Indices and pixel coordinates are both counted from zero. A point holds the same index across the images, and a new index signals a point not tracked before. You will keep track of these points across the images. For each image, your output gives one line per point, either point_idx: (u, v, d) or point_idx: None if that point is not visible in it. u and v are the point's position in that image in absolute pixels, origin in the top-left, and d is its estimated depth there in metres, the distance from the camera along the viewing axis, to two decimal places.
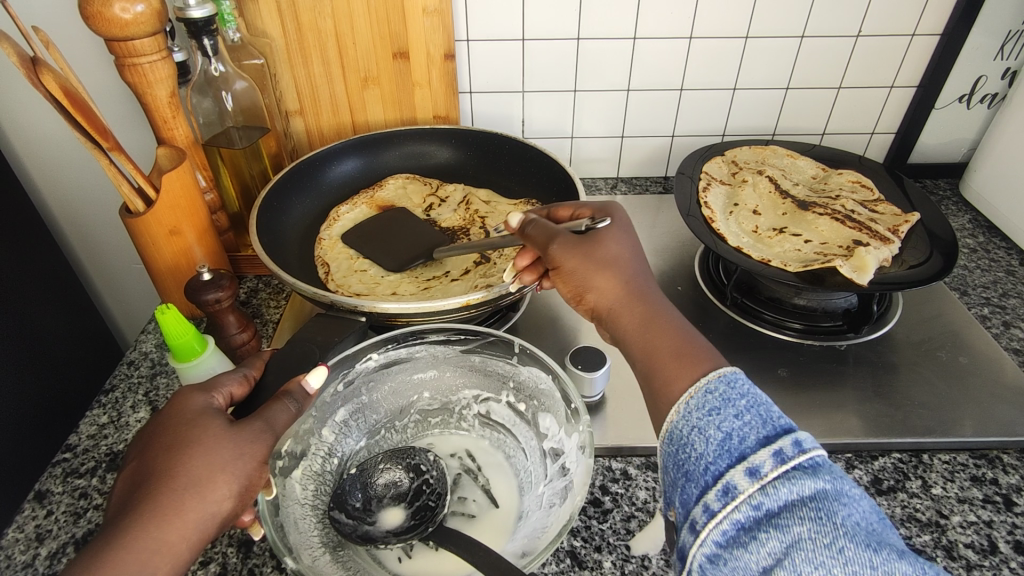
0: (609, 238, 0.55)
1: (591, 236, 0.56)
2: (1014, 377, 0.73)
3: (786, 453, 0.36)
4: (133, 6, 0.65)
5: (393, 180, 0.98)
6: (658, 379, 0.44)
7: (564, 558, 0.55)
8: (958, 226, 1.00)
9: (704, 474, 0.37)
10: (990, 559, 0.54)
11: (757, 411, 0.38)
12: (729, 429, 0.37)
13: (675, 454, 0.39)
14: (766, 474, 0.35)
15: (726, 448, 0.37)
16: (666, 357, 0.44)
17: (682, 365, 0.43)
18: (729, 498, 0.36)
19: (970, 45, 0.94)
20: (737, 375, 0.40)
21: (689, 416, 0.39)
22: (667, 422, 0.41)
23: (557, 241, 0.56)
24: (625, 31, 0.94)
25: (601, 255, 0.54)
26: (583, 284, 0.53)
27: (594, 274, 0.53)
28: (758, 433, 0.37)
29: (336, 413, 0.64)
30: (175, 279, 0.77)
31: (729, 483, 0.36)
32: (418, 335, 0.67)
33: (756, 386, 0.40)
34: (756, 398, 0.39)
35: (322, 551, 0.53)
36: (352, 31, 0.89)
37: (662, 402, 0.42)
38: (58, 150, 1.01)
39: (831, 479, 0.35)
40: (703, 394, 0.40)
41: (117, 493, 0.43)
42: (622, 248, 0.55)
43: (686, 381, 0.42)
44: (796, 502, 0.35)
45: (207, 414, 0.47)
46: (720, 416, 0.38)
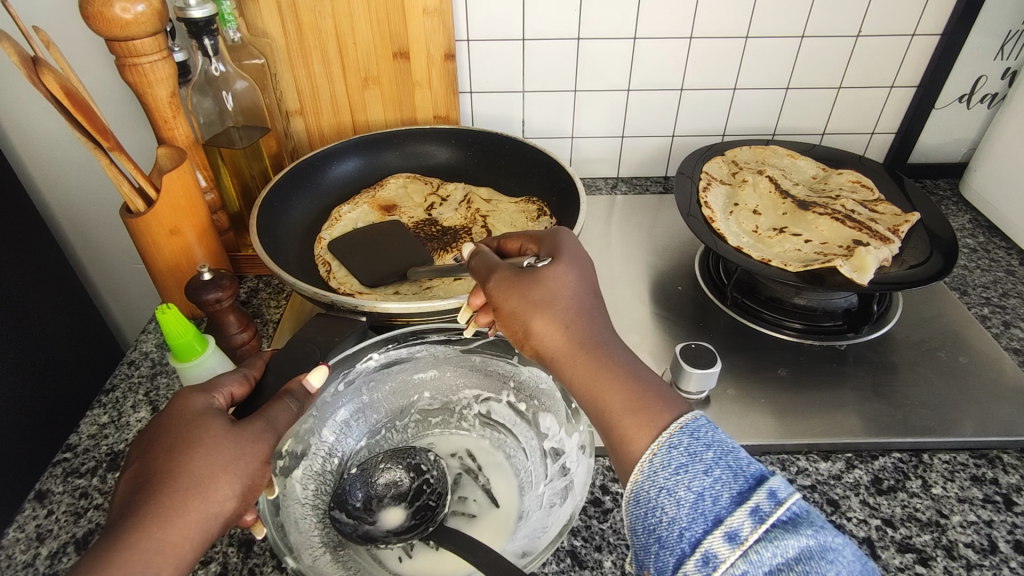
0: (551, 275, 0.52)
1: (531, 274, 0.52)
2: (1014, 377, 0.73)
3: (762, 510, 0.37)
4: (133, 6, 0.65)
5: (398, 178, 0.98)
6: (614, 434, 0.43)
7: (565, 558, 0.55)
8: (958, 226, 1.00)
9: (681, 541, 0.38)
10: (990, 559, 0.54)
11: (725, 464, 0.39)
12: (700, 489, 0.38)
13: (646, 517, 0.40)
14: (746, 538, 0.36)
15: (700, 511, 0.38)
16: (619, 410, 0.44)
17: (639, 422, 0.42)
18: (711, 568, 0.36)
19: (970, 45, 0.94)
20: (698, 425, 0.41)
21: (655, 477, 0.40)
22: (630, 483, 0.41)
23: (494, 278, 0.54)
24: (626, 31, 0.94)
25: (541, 295, 0.51)
26: (525, 330, 0.51)
27: (534, 317, 0.50)
28: (731, 491, 0.38)
29: (336, 413, 0.64)
30: (176, 279, 0.77)
31: (708, 552, 0.37)
32: (419, 335, 0.67)
33: (719, 431, 0.41)
34: (721, 447, 0.40)
35: (322, 551, 0.53)
36: (352, 31, 0.89)
37: (625, 458, 0.42)
38: (59, 150, 1.01)
39: (812, 532, 0.36)
40: (667, 451, 0.40)
41: (119, 494, 0.43)
42: (566, 286, 0.51)
43: (644, 439, 0.42)
44: (780, 565, 0.35)
45: (208, 415, 0.47)
46: (688, 475, 0.39)
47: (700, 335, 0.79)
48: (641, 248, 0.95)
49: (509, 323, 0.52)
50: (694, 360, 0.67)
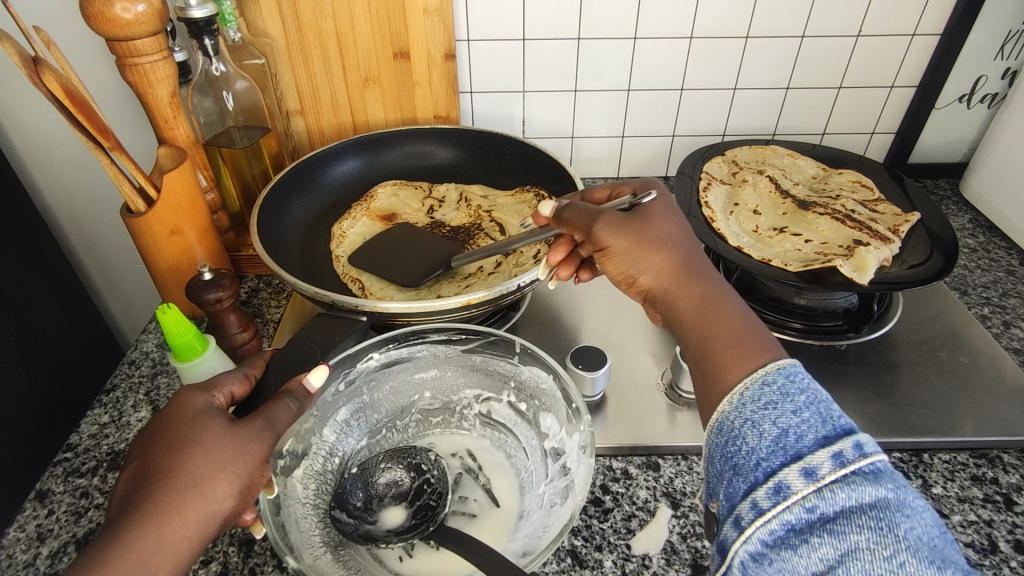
0: (658, 219, 0.55)
1: (639, 218, 0.55)
2: (1014, 377, 0.73)
3: (845, 456, 0.36)
4: (133, 6, 0.65)
5: (384, 188, 0.97)
6: (713, 363, 0.44)
7: (565, 557, 0.55)
8: (958, 226, 1.00)
9: (755, 470, 0.37)
10: (990, 559, 0.54)
11: (816, 410, 0.38)
12: (785, 426, 0.38)
13: (725, 445, 0.39)
14: (822, 476, 0.35)
15: (781, 445, 0.37)
16: (724, 344, 0.44)
17: (739, 353, 0.43)
18: (781, 497, 0.36)
19: (970, 45, 0.94)
20: (796, 369, 0.40)
21: (742, 409, 0.40)
22: (718, 412, 0.41)
23: (600, 220, 0.56)
24: (625, 31, 0.94)
25: (653, 238, 0.53)
26: (637, 265, 0.53)
27: (649, 254, 0.52)
28: (817, 433, 0.37)
29: (336, 413, 0.64)
30: (176, 278, 0.77)
31: (781, 482, 0.36)
32: (419, 335, 0.68)
33: (817, 382, 0.40)
34: (814, 395, 0.39)
35: (322, 551, 0.53)
36: (353, 31, 0.89)
37: (713, 393, 0.42)
38: (59, 150, 1.01)
39: (894, 487, 0.35)
40: (759, 387, 0.40)
41: (119, 492, 0.43)
42: (673, 231, 0.55)
43: (744, 369, 0.42)
44: (852, 508, 0.34)
45: (207, 414, 0.47)
46: (776, 412, 0.38)
47: None
48: None
49: (616, 262, 0.54)
50: None
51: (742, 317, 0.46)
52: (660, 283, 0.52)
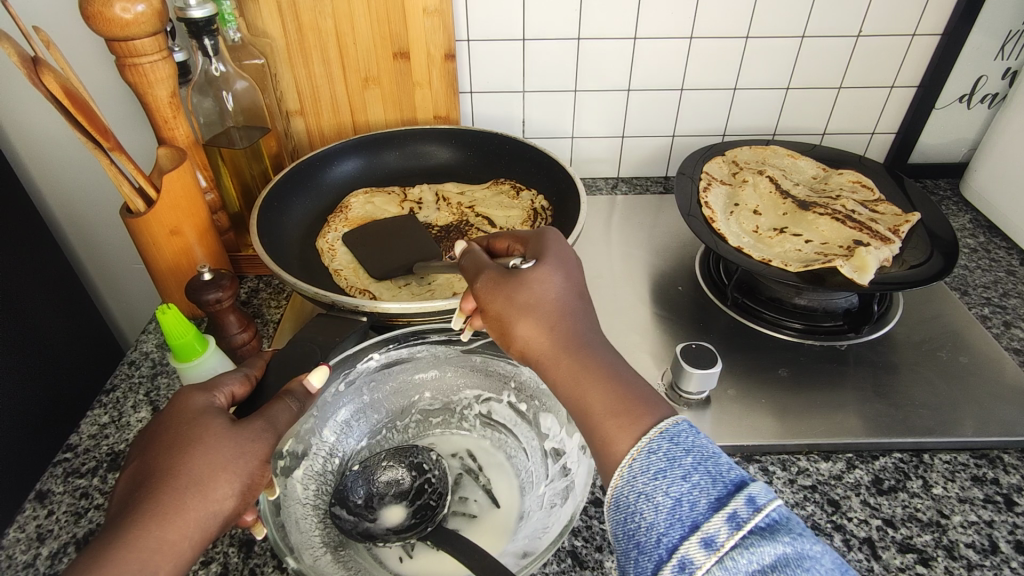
0: (537, 278, 0.52)
1: (517, 275, 0.52)
2: (1014, 377, 0.73)
3: (739, 516, 0.36)
4: (133, 6, 0.65)
5: (356, 197, 0.95)
6: (598, 433, 0.44)
7: (565, 558, 0.55)
8: (959, 226, 1.00)
9: (659, 547, 0.37)
10: (991, 559, 0.54)
11: (705, 469, 0.38)
12: (678, 495, 0.38)
13: (625, 523, 0.39)
14: (721, 544, 0.35)
15: (678, 516, 0.37)
16: (602, 413, 0.44)
17: (621, 424, 0.42)
18: (686, 574, 0.36)
19: (970, 46, 0.94)
20: (678, 430, 0.41)
21: (634, 482, 0.39)
22: (612, 488, 0.41)
23: (481, 280, 0.54)
24: (626, 31, 0.94)
25: (523, 299, 0.51)
26: (507, 331, 0.51)
27: (518, 321, 0.50)
28: (709, 496, 0.37)
29: (337, 413, 0.64)
30: (176, 279, 0.77)
31: (684, 558, 0.36)
32: (419, 335, 0.67)
33: (701, 436, 0.40)
34: (701, 452, 0.39)
35: (322, 552, 0.53)
36: (353, 31, 0.89)
37: (608, 463, 0.42)
38: (59, 150, 1.01)
39: (790, 540, 0.35)
40: (647, 456, 0.40)
41: (119, 491, 0.43)
42: (552, 287, 0.51)
43: (626, 442, 0.42)
44: (756, 572, 0.35)
45: (208, 414, 0.47)
46: (667, 481, 0.38)
47: (700, 335, 0.79)
48: (642, 248, 0.95)
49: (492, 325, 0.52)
50: (695, 360, 0.67)
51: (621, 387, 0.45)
52: (535, 346, 0.50)
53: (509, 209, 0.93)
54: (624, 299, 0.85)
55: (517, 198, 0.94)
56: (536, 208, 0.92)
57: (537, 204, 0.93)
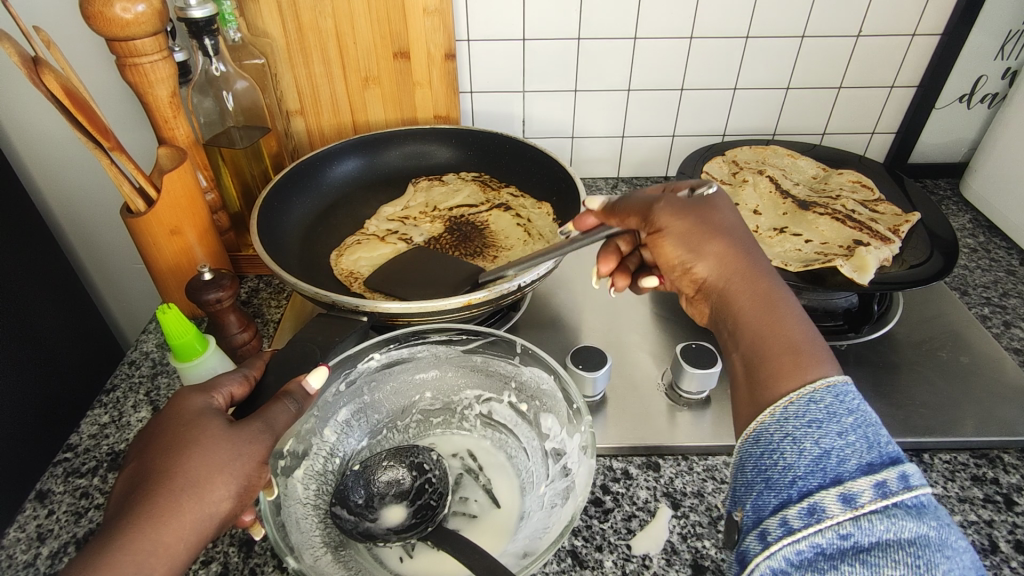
0: (721, 211, 0.53)
1: (701, 205, 0.53)
2: (1014, 377, 0.73)
3: (888, 486, 0.36)
4: (133, 6, 0.65)
5: (339, 264, 0.86)
6: (767, 367, 0.43)
7: (565, 558, 0.55)
8: (958, 226, 1.00)
9: (790, 488, 0.38)
10: (990, 559, 0.54)
11: (862, 434, 0.39)
12: (828, 447, 0.38)
13: (760, 458, 0.40)
14: (862, 504, 0.36)
15: (821, 466, 0.38)
16: (776, 348, 0.43)
17: (796, 364, 0.42)
18: (814, 519, 0.37)
19: (969, 46, 0.94)
20: (845, 388, 0.40)
21: (784, 424, 0.40)
22: (757, 422, 0.41)
23: (660, 203, 0.54)
24: (626, 31, 0.94)
25: (714, 224, 0.52)
26: (693, 251, 0.51)
27: (708, 241, 0.51)
28: (860, 459, 0.38)
29: (337, 413, 0.64)
30: (176, 279, 0.77)
31: (816, 504, 0.37)
32: (419, 335, 0.68)
33: (866, 403, 0.40)
34: (863, 417, 0.39)
35: (323, 552, 0.53)
36: (352, 30, 0.89)
37: (757, 397, 0.42)
38: (61, 150, 1.02)
39: (932, 524, 0.36)
40: (806, 403, 0.40)
41: (117, 491, 0.43)
42: (736, 222, 0.53)
43: (790, 383, 0.41)
44: (889, 541, 0.36)
45: (206, 415, 0.47)
46: (820, 432, 0.39)
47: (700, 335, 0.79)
48: None
49: (671, 246, 0.53)
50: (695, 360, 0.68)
51: (799, 326, 0.44)
52: (716, 273, 0.50)
53: (459, 190, 0.97)
54: (622, 298, 0.85)
55: (447, 181, 0.98)
56: (482, 179, 0.99)
57: (467, 175, 1.00)
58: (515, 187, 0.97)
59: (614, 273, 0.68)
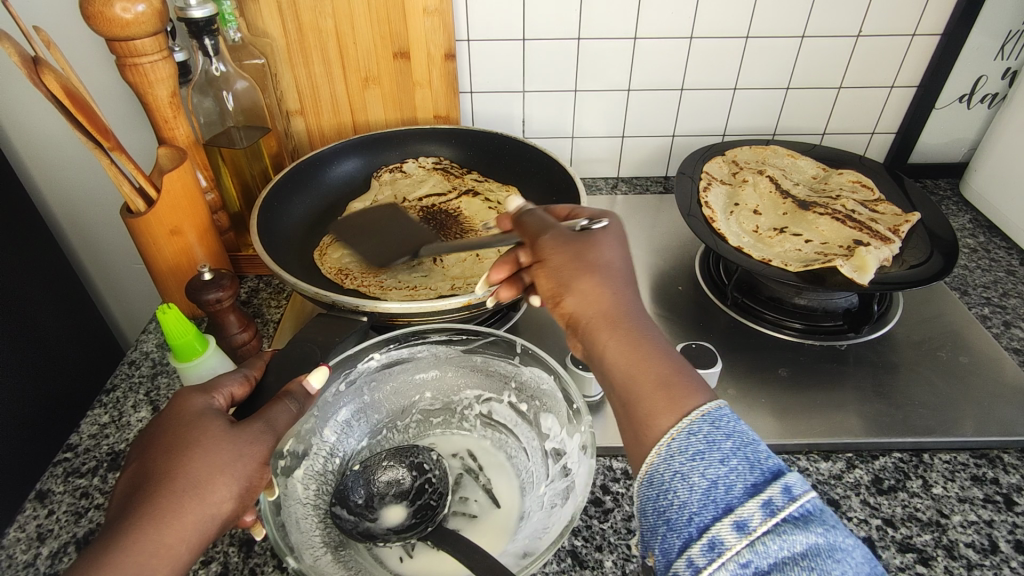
0: (603, 243, 0.51)
1: (583, 238, 0.51)
2: (1013, 377, 0.73)
3: (774, 503, 0.37)
4: (133, 6, 0.65)
5: (326, 264, 0.85)
6: (642, 408, 0.42)
7: (565, 558, 0.55)
8: (958, 226, 1.00)
9: (689, 526, 0.38)
10: (991, 559, 0.54)
11: (743, 455, 0.39)
12: (714, 477, 0.38)
13: (657, 499, 0.40)
14: (754, 528, 0.36)
15: (712, 498, 0.38)
16: (649, 385, 0.42)
17: (670, 398, 0.41)
18: (715, 554, 0.37)
19: (969, 45, 0.94)
20: (720, 413, 0.40)
21: (671, 461, 0.40)
22: (646, 464, 0.41)
23: (548, 235, 0.52)
24: (626, 31, 0.94)
25: (590, 259, 0.49)
26: (565, 285, 0.48)
27: (581, 276, 0.48)
28: (745, 482, 0.38)
29: (337, 413, 0.64)
30: (176, 279, 0.77)
31: (715, 538, 0.37)
32: (419, 335, 0.68)
33: (740, 421, 0.40)
34: (740, 438, 0.40)
35: (323, 551, 0.53)
36: (353, 31, 0.89)
37: (644, 438, 0.41)
38: (61, 151, 1.02)
39: (821, 530, 0.37)
40: (687, 436, 0.40)
41: (118, 492, 0.43)
42: (616, 257, 0.50)
43: (669, 418, 0.41)
44: (785, 558, 0.36)
45: (208, 415, 0.47)
46: (705, 462, 0.39)
47: (700, 335, 0.79)
48: (641, 249, 0.95)
49: (546, 279, 0.50)
50: (696, 359, 0.68)
51: (662, 359, 0.44)
52: (583, 309, 0.47)
53: (423, 178, 0.98)
54: None
55: (409, 172, 0.98)
56: (443, 165, 0.99)
57: (426, 161, 0.99)
58: (476, 172, 1.00)
59: (502, 283, 0.61)
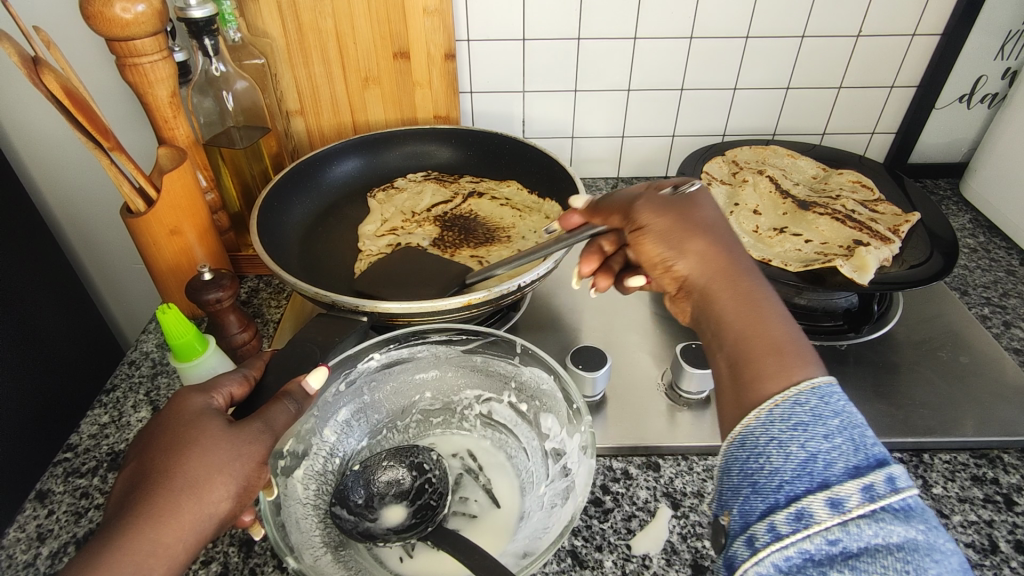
0: (701, 207, 0.51)
1: (682, 201, 0.51)
2: (1014, 377, 0.73)
3: (876, 490, 0.35)
4: (133, 6, 0.65)
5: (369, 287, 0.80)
6: (750, 368, 0.41)
7: (565, 558, 0.55)
8: (958, 226, 1.00)
9: (778, 492, 0.37)
10: (991, 559, 0.54)
11: (849, 436, 0.37)
12: (814, 450, 0.37)
13: (746, 462, 0.39)
14: (849, 509, 0.35)
15: (808, 471, 0.37)
16: (763, 347, 0.41)
17: (781, 363, 0.40)
18: (802, 526, 0.36)
19: (969, 45, 0.94)
20: (831, 389, 0.39)
21: (770, 426, 0.39)
22: (741, 425, 0.40)
23: (644, 200, 0.52)
24: (626, 31, 0.94)
25: (694, 221, 0.50)
26: (674, 248, 0.49)
27: (688, 238, 0.49)
28: (848, 462, 0.36)
29: (337, 413, 0.64)
30: (176, 279, 0.77)
31: (804, 509, 0.36)
32: (419, 335, 0.68)
33: (852, 404, 0.39)
34: (849, 418, 0.38)
35: (323, 552, 0.53)
36: (353, 31, 0.89)
37: (744, 399, 0.40)
38: (62, 151, 1.02)
39: (922, 528, 0.35)
40: (791, 405, 0.38)
41: (117, 491, 0.43)
42: (714, 219, 0.51)
43: (777, 383, 0.40)
44: (879, 546, 0.34)
45: (207, 414, 0.47)
46: (807, 434, 0.37)
47: None
48: None
49: (651, 245, 0.50)
50: (694, 359, 0.68)
51: (779, 323, 0.43)
52: (697, 270, 0.48)
53: (421, 190, 0.96)
54: (622, 299, 0.85)
55: (403, 187, 0.97)
56: (433, 176, 0.99)
57: (416, 177, 0.99)
58: (470, 175, 1.00)
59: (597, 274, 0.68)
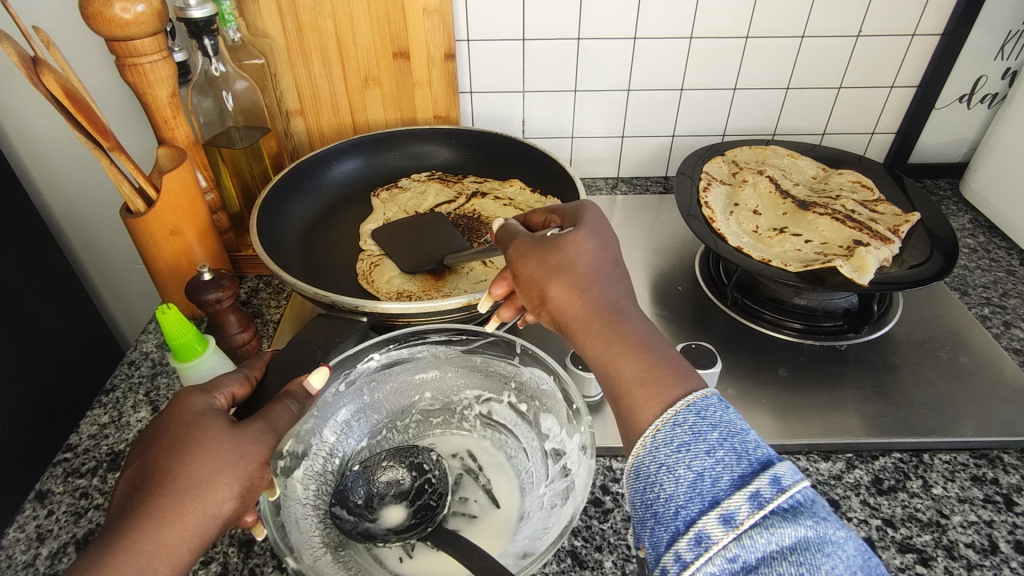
0: (569, 242, 0.54)
1: (550, 241, 0.55)
2: (1013, 377, 0.73)
3: (762, 495, 0.37)
4: (133, 6, 0.65)
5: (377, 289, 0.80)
6: (626, 401, 0.45)
7: (565, 558, 0.55)
8: (958, 226, 1.00)
9: (676, 519, 0.39)
10: (991, 559, 0.54)
11: (730, 446, 0.40)
12: (700, 470, 0.39)
13: (644, 492, 0.41)
14: (741, 521, 0.37)
15: (698, 491, 0.39)
16: (631, 380, 0.45)
17: (649, 392, 0.44)
18: (703, 548, 0.37)
19: (969, 45, 0.94)
20: (705, 404, 0.42)
21: (656, 453, 0.41)
22: (634, 456, 0.42)
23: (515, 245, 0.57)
24: (625, 32, 0.94)
25: (558, 261, 0.53)
26: (540, 290, 0.53)
27: (551, 281, 0.52)
28: (733, 474, 0.39)
29: (337, 413, 0.64)
30: (176, 279, 0.77)
31: (702, 532, 0.38)
32: (419, 335, 0.67)
33: (728, 412, 0.42)
34: (727, 429, 0.41)
35: (323, 552, 0.53)
36: (352, 31, 0.89)
37: (632, 428, 0.44)
38: (62, 152, 1.02)
39: (811, 523, 0.37)
40: (671, 427, 0.41)
41: (118, 492, 0.43)
42: (585, 253, 0.54)
43: (652, 410, 0.43)
44: (773, 553, 0.36)
45: (208, 415, 0.47)
46: (691, 454, 0.40)
47: (700, 335, 0.79)
48: (641, 248, 0.95)
49: (525, 285, 0.54)
50: (695, 360, 0.68)
51: (641, 351, 0.46)
52: (563, 309, 0.52)
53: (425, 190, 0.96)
54: None
55: (407, 187, 0.97)
56: (437, 176, 0.99)
57: (420, 177, 0.99)
58: (473, 175, 1.00)
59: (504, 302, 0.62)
